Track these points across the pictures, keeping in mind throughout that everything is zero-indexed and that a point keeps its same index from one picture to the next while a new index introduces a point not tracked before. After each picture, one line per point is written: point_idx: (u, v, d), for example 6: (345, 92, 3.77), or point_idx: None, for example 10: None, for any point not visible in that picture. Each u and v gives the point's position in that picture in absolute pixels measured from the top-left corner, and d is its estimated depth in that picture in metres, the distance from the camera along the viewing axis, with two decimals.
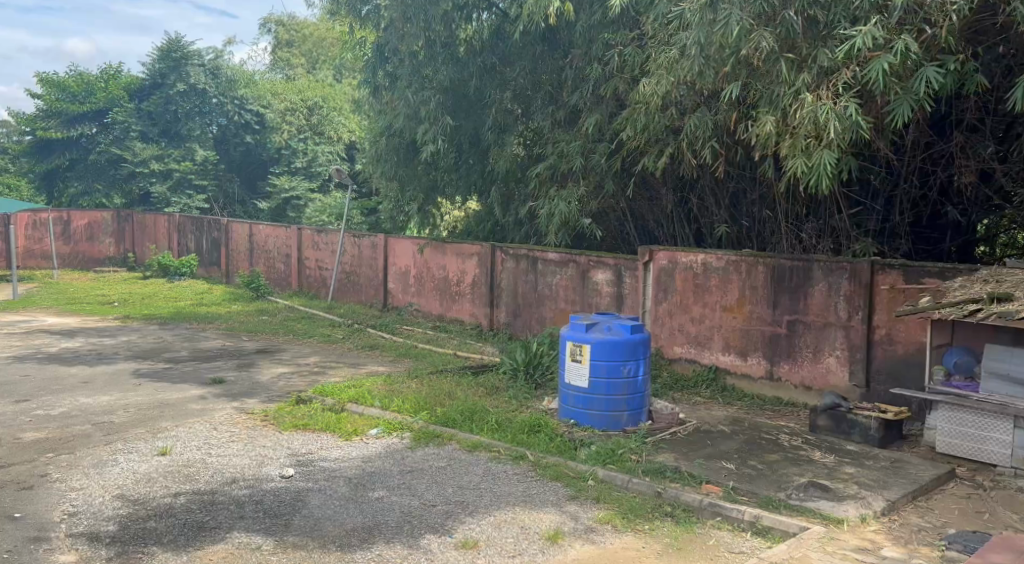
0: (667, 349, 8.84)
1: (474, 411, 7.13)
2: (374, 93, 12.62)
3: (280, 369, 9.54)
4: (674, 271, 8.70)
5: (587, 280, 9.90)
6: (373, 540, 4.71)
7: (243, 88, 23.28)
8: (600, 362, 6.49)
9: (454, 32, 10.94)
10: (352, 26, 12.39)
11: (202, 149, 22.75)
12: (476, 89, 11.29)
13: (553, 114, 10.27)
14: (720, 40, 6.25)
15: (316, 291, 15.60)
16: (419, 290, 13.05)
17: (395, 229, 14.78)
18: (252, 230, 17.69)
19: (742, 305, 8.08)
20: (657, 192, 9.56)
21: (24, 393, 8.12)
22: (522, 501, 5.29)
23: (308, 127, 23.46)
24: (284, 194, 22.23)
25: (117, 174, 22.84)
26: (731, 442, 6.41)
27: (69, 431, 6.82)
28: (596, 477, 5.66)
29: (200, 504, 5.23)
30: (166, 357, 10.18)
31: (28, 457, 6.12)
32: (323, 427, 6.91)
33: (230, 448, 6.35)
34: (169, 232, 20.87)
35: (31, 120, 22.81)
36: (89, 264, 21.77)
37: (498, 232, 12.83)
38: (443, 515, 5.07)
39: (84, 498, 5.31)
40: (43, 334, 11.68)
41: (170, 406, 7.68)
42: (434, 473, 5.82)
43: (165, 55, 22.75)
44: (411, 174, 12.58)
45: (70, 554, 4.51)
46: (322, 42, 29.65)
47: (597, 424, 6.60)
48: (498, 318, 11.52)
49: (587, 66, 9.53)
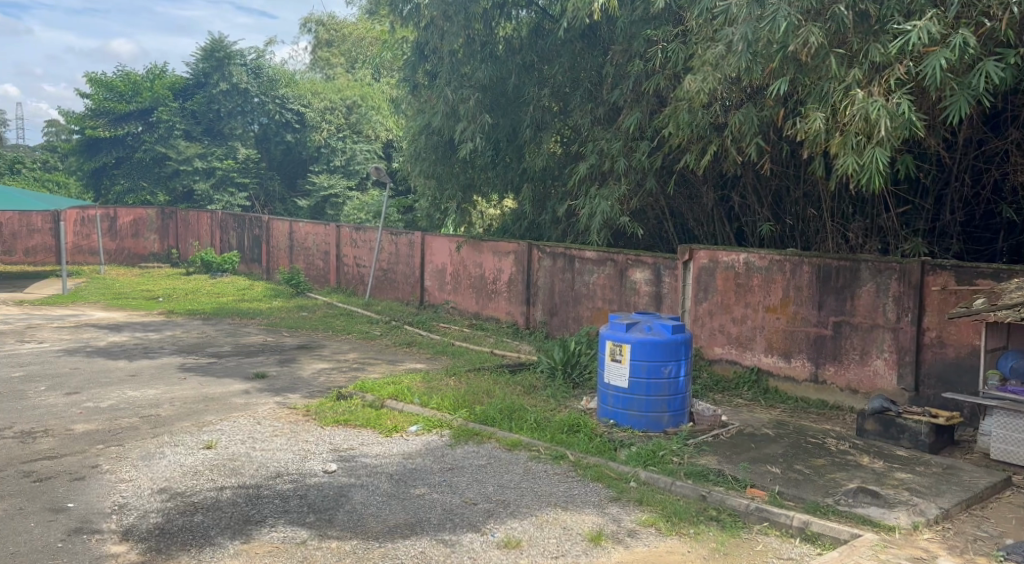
0: (707, 350, 8.72)
1: (513, 409, 7.12)
2: (414, 92, 12.67)
3: (320, 364, 9.63)
4: (715, 271, 8.58)
5: (625, 279, 9.82)
6: (414, 536, 4.73)
7: (284, 88, 23.65)
8: (641, 363, 6.42)
9: (493, 30, 11.11)
10: (392, 24, 12.41)
11: (244, 148, 23.14)
12: (514, 87, 11.28)
13: (593, 111, 10.15)
14: (767, 36, 6.17)
15: (353, 287, 15.74)
16: (456, 288, 13.08)
17: (432, 227, 14.82)
18: (292, 228, 17.89)
19: (786, 305, 7.94)
20: (698, 191, 9.45)
21: (74, 385, 8.32)
22: (564, 501, 5.26)
23: (347, 127, 23.68)
24: (323, 192, 22.73)
25: (162, 172, 23.34)
26: (775, 446, 6.30)
27: (117, 423, 6.96)
28: (638, 479, 5.62)
29: (245, 498, 5.29)
30: (209, 351, 10.36)
31: (80, 448, 6.25)
32: (363, 424, 6.95)
33: (274, 443, 6.43)
34: (211, 229, 21.24)
35: (79, 119, 23.34)
36: (135, 260, 22.28)
37: (536, 231, 12.79)
38: (485, 514, 5.06)
39: (133, 489, 5.41)
40: (91, 328, 11.97)
41: (214, 400, 7.80)
42: (474, 471, 5.81)
43: (208, 54, 23.11)
44: (448, 172, 12.57)
45: (120, 545, 4.59)
46: (361, 42, 29.78)
47: (636, 424, 6.54)
48: (534, 317, 11.49)
49: (628, 62, 9.40)
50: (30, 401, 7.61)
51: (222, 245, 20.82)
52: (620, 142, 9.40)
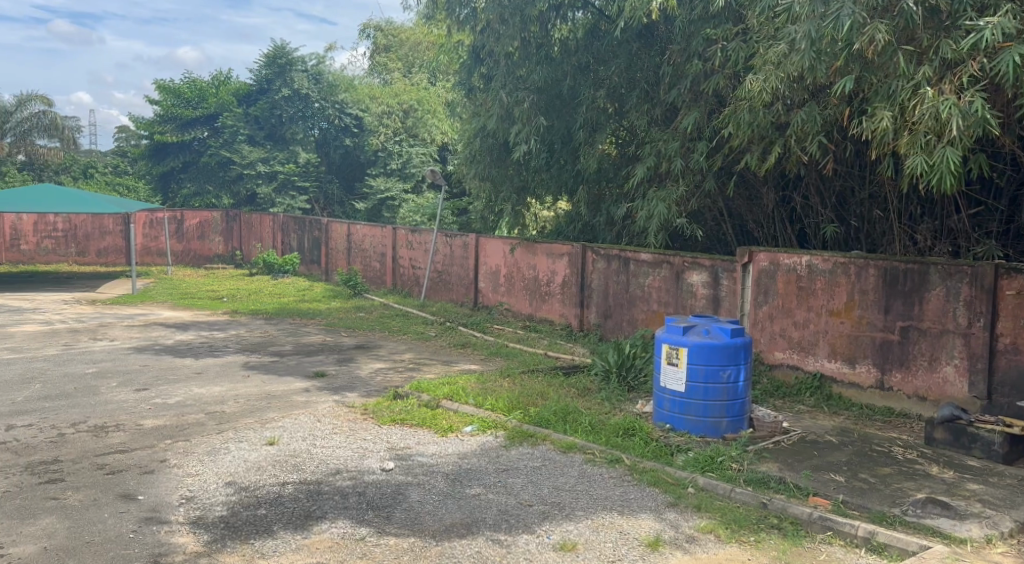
0: (767, 355, 8.55)
1: (568, 412, 7.10)
2: (470, 95, 12.79)
3: (377, 364, 9.76)
4: (775, 274, 8.41)
5: (682, 281, 9.71)
6: (470, 536, 4.76)
7: (343, 93, 24.09)
8: (698, 366, 6.34)
9: (548, 32, 11.10)
10: (448, 28, 12.49)
11: (305, 152, 23.58)
12: (569, 89, 11.22)
13: (649, 112, 10.05)
14: (831, 34, 6.02)
15: (409, 289, 15.92)
16: (509, 290, 13.10)
17: (486, 229, 14.88)
18: (350, 230, 18.19)
19: (850, 310, 7.73)
20: (758, 192, 9.30)
21: (143, 382, 8.61)
22: (620, 505, 5.22)
23: (403, 130, 24.01)
24: (379, 195, 23.08)
25: (226, 176, 23.87)
26: (838, 453, 6.15)
27: (185, 419, 7.18)
28: (696, 485, 5.54)
29: (306, 493, 5.40)
30: (271, 350, 10.61)
31: (149, 442, 6.47)
32: (420, 423, 7.03)
33: (333, 440, 6.54)
34: (273, 232, 21.71)
35: (149, 124, 24.25)
36: (200, 261, 22.95)
37: (590, 233, 12.73)
38: (540, 516, 5.06)
39: (200, 483, 5.57)
40: (159, 327, 12.36)
41: (276, 398, 7.97)
42: (530, 472, 5.82)
43: (271, 61, 23.71)
44: (503, 174, 12.60)
45: (187, 536, 4.73)
46: (417, 46, 30.07)
47: (694, 429, 6.45)
48: (588, 319, 11.44)
49: (685, 62, 9.23)
50: (103, 397, 7.90)
51: (283, 247, 21.27)
52: (678, 142, 9.25)
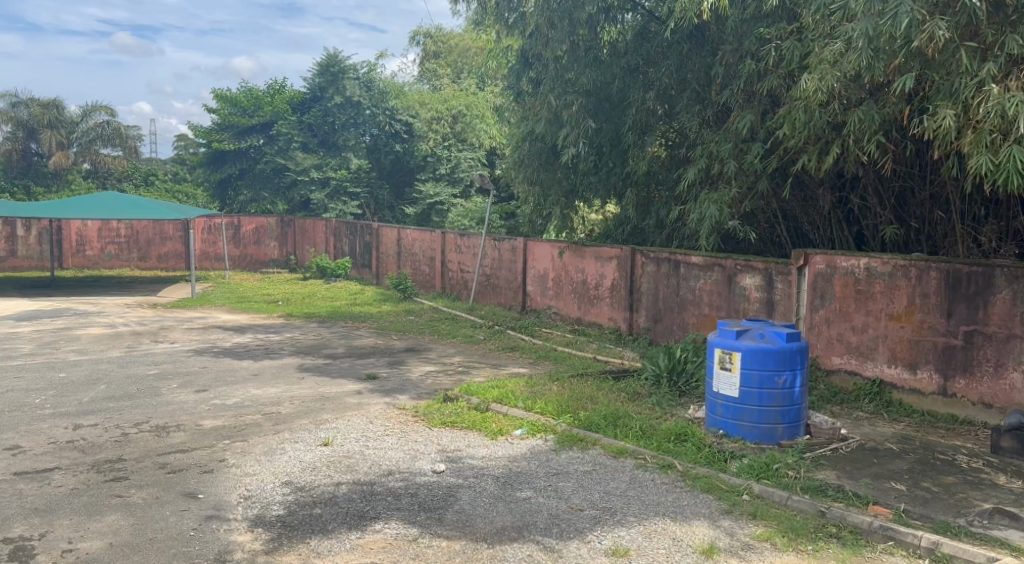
0: (824, 360, 8.35)
1: (618, 416, 7.06)
2: (519, 98, 12.82)
3: (428, 367, 9.84)
4: (832, 277, 8.20)
5: (734, 284, 9.57)
6: (521, 539, 4.78)
7: (394, 100, 24.44)
8: (753, 372, 6.24)
9: (598, 34, 11.08)
10: (496, 32, 12.50)
11: (356, 158, 23.89)
12: (618, 91, 11.15)
13: (700, 113, 9.94)
14: (889, 32, 5.87)
15: (458, 292, 16.02)
16: (558, 293, 13.08)
17: (535, 232, 14.90)
18: (400, 234, 18.39)
19: (911, 313, 7.51)
20: (814, 193, 9.12)
21: (203, 383, 8.83)
22: (673, 512, 5.16)
23: (452, 136, 24.18)
24: (428, 200, 23.20)
25: (281, 183, 24.50)
26: (899, 461, 5.99)
27: (243, 419, 7.34)
28: (751, 492, 5.45)
29: (360, 494, 5.47)
30: (325, 353, 10.78)
31: (209, 442, 6.64)
32: (470, 425, 7.07)
33: (385, 442, 6.62)
34: (326, 236, 22.06)
35: (208, 133, 24.95)
36: (256, 266, 23.47)
37: (640, 236, 12.64)
38: (591, 520, 5.04)
39: (257, 483, 5.69)
40: (217, 330, 12.68)
41: (329, 399, 8.11)
42: (580, 477, 5.79)
43: (324, 69, 24.24)
44: (551, 178, 12.57)
45: (246, 534, 4.83)
46: (467, 52, 30.33)
47: (748, 435, 6.34)
48: (638, 323, 11.35)
49: (738, 62, 9.11)
50: (164, 398, 8.13)
51: (335, 251, 21.61)
52: (730, 144, 9.11)
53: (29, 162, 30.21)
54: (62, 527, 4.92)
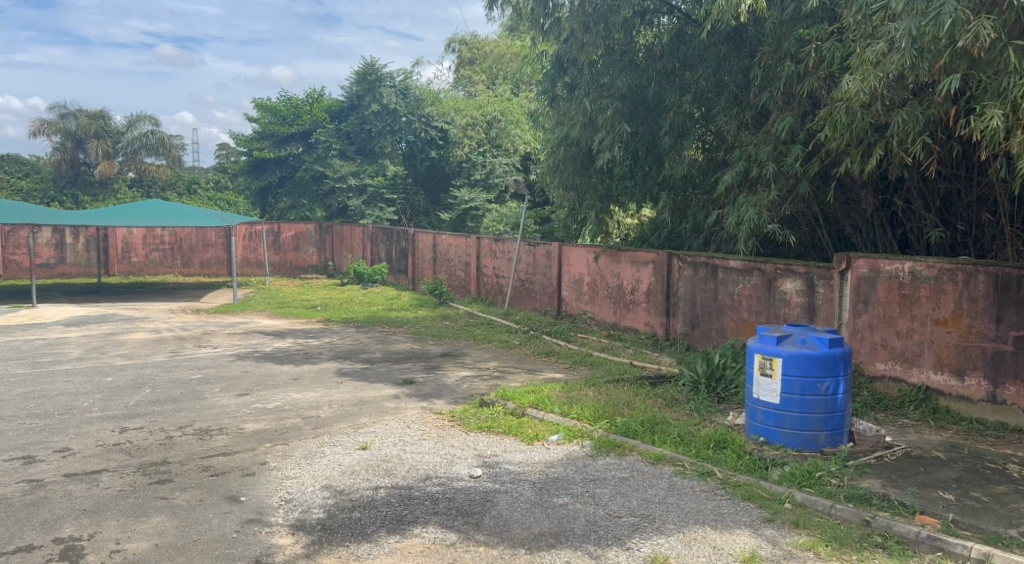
0: (868, 366, 8.17)
1: (655, 423, 7.00)
2: (553, 103, 12.80)
3: (464, 372, 9.85)
4: (875, 281, 8.04)
5: (774, 289, 9.44)
6: (559, 545, 4.77)
7: (429, 107, 24.59)
8: (794, 378, 6.15)
9: (633, 38, 11.03)
10: (531, 38, 12.50)
11: (393, 165, 24.08)
12: (654, 95, 11.07)
13: (738, 115, 9.84)
14: (932, 32, 5.76)
15: (493, 297, 16.05)
16: (593, 298, 13.04)
17: (570, 237, 14.87)
18: (436, 240, 18.49)
19: (958, 318, 7.34)
20: (856, 196, 8.97)
21: (244, 387, 8.97)
22: (713, 520, 5.10)
23: (487, 141, 24.20)
24: (464, 205, 23.41)
25: (319, 190, 24.79)
26: (947, 470, 5.84)
27: (283, 423, 7.44)
28: (793, 500, 5.36)
29: (398, 498, 5.51)
30: (362, 357, 10.87)
31: (250, 445, 6.73)
32: (506, 430, 7.07)
33: (422, 446, 6.65)
34: (363, 242, 22.26)
35: (248, 142, 25.43)
36: (296, 272, 23.80)
37: (676, 240, 12.54)
38: (629, 528, 5.00)
39: (298, 486, 5.76)
40: (258, 335, 12.87)
41: (367, 404, 8.17)
42: (618, 484, 5.75)
43: (361, 78, 24.52)
44: (586, 183, 12.49)
45: (287, 537, 4.90)
46: (502, 58, 30.32)
47: (790, 443, 6.24)
48: (675, 328, 11.24)
49: (777, 64, 8.98)
50: (207, 402, 8.27)
51: (372, 257, 21.81)
52: (770, 146, 8.98)
53: (77, 171, 30.92)
54: (110, 528, 5.04)
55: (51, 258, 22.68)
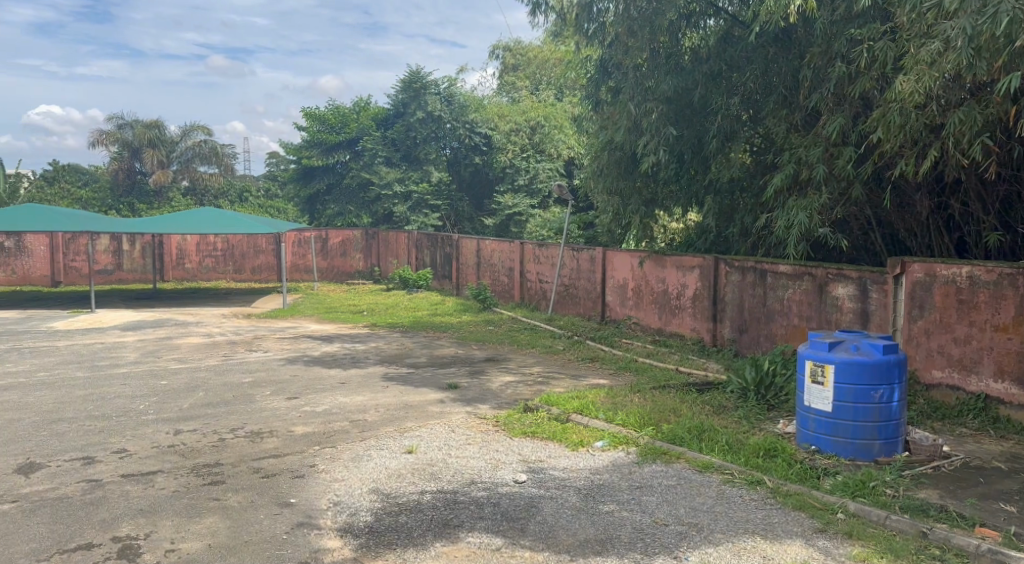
0: (923, 374, 7.95)
1: (703, 430, 6.91)
2: (597, 107, 12.74)
3: (508, 377, 9.87)
4: (932, 286, 7.83)
5: (826, 294, 9.26)
6: (605, 553, 4.73)
7: (474, 113, 24.73)
8: (847, 386, 6.02)
9: (678, 41, 10.96)
10: (576, 43, 12.51)
11: (437, 171, 24.28)
12: (700, 98, 10.98)
13: (788, 118, 9.68)
14: (989, 31, 5.65)
15: (537, 303, 16.04)
16: (637, 304, 12.95)
17: (614, 242, 14.80)
18: (479, 245, 18.57)
19: (1020, 324, 7.12)
20: (911, 198, 8.77)
21: (293, 391, 9.11)
22: (763, 529, 5.02)
23: (530, 147, 24.19)
24: (507, 211, 23.38)
25: (366, 197, 25.10)
26: (1008, 481, 5.67)
27: (331, 426, 7.54)
28: (846, 511, 5.24)
29: (444, 502, 5.54)
30: (408, 362, 10.97)
31: (299, 448, 6.84)
32: (551, 436, 7.06)
33: (468, 450, 6.68)
34: (408, 248, 22.45)
35: (297, 150, 25.90)
36: (343, 278, 24.14)
37: (723, 245, 12.39)
38: (677, 536, 4.95)
39: (345, 488, 5.83)
40: (306, 339, 13.07)
41: (413, 408, 8.24)
42: (664, 491, 5.69)
43: (407, 86, 24.79)
44: (631, 188, 12.33)
45: (336, 540, 4.96)
46: (545, 63, 30.39)
47: (843, 452, 6.10)
48: (722, 334, 11.09)
49: (827, 65, 8.81)
50: (258, 405, 8.42)
51: (417, 263, 21.98)
52: (820, 148, 8.80)
53: (132, 180, 31.89)
54: (165, 528, 5.15)
55: (109, 265, 23.31)
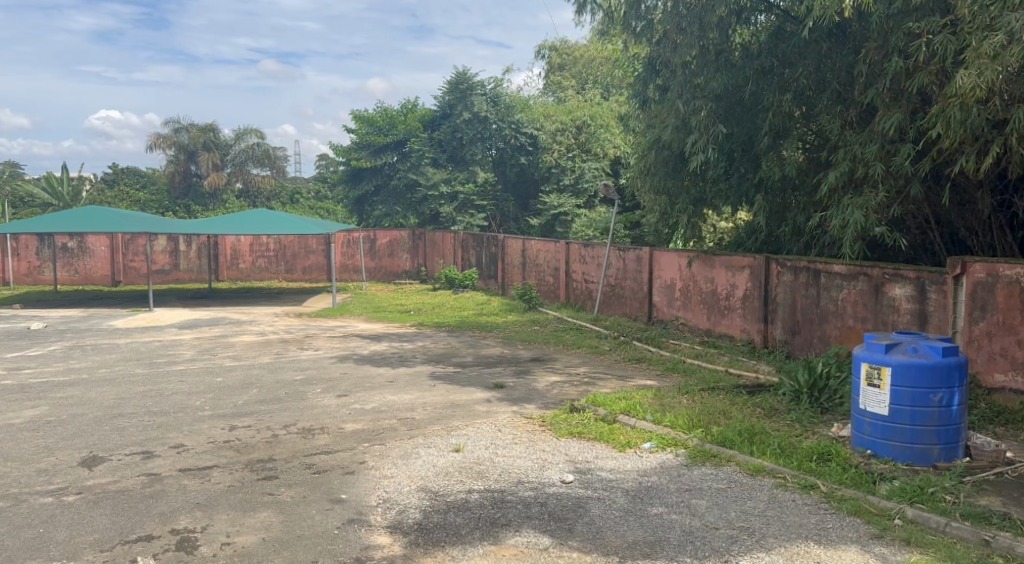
0: (985, 377, 7.71)
1: (754, 433, 6.80)
2: (644, 106, 12.59)
3: (554, 377, 9.86)
4: (994, 286, 7.58)
5: (882, 295, 9.04)
6: (654, 556, 4.69)
7: (520, 113, 24.77)
8: (904, 389, 5.87)
9: (728, 37, 10.77)
10: (623, 41, 12.41)
11: (483, 172, 24.39)
12: (751, 94, 10.83)
13: (842, 114, 9.46)
14: None
15: (582, 303, 15.98)
16: (685, 304, 12.82)
17: (661, 242, 14.68)
18: (525, 245, 18.58)
19: None
20: (972, 196, 8.56)
21: (343, 389, 9.25)
22: (817, 535, 4.92)
23: (577, 146, 23.82)
24: (553, 211, 23.30)
25: (413, 197, 25.32)
26: None
27: (380, 424, 7.63)
28: (904, 516, 5.11)
29: (492, 500, 5.56)
30: (455, 361, 11.03)
31: (349, 445, 6.94)
32: (597, 437, 7.03)
33: (515, 450, 6.69)
34: (454, 248, 22.59)
35: (347, 152, 26.30)
36: (390, 278, 24.40)
37: (774, 244, 12.18)
38: (728, 540, 4.89)
39: (394, 485, 5.90)
40: (355, 338, 13.25)
41: (460, 407, 8.29)
42: (714, 495, 5.62)
43: (454, 87, 25.04)
44: (679, 187, 12.21)
45: (386, 536, 5.02)
46: (592, 62, 30.27)
47: (900, 456, 5.95)
48: (773, 335, 10.91)
49: (884, 60, 8.55)
50: (309, 402, 8.57)
51: (463, 263, 22.09)
52: (876, 145, 8.58)
53: (189, 183, 32.90)
54: (220, 522, 5.28)
55: (166, 265, 23.98)
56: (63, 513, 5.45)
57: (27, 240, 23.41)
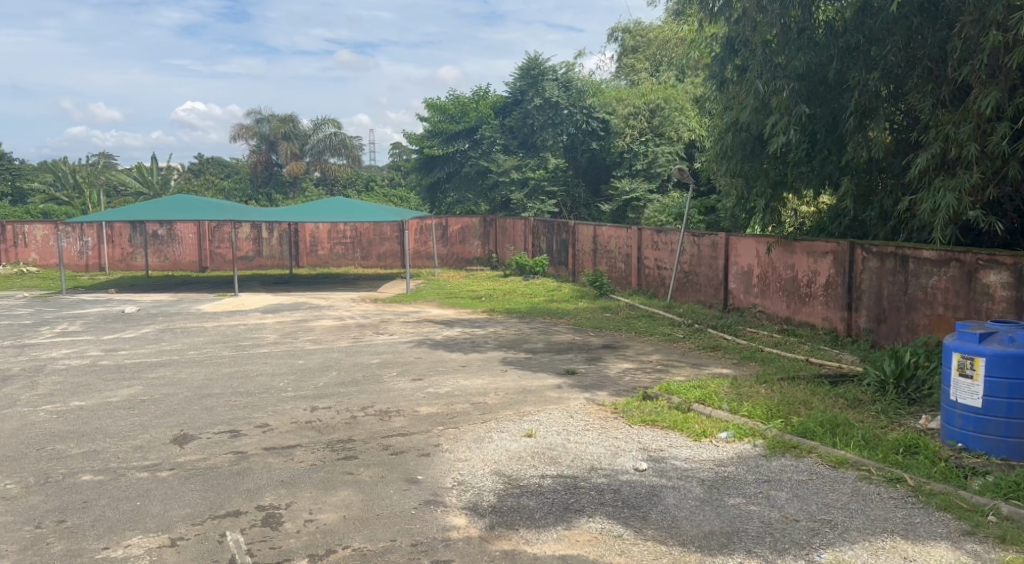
0: None
1: (837, 424, 6.60)
2: (721, 87, 12.18)
3: (626, 364, 9.79)
4: None
5: (975, 282, 8.65)
6: (731, 546, 4.63)
7: (592, 98, 24.49)
8: (1000, 380, 5.59)
9: (811, 14, 10.37)
10: (699, 21, 12.09)
11: (554, 158, 24.42)
12: (836, 73, 10.53)
13: (934, 93, 9.07)
14: None
15: (655, 290, 15.78)
16: (763, 291, 12.52)
17: (737, 228, 14.36)
18: (596, 231, 18.44)
19: None
20: None
21: (418, 372, 9.41)
22: (904, 530, 4.76)
23: (650, 131, 23.05)
24: (625, 196, 22.74)
25: (484, 184, 25.91)
26: None
27: (454, 408, 7.73)
28: (998, 513, 4.89)
29: (565, 486, 5.57)
30: (526, 347, 11.06)
31: (424, 427, 7.06)
32: (671, 425, 6.95)
33: (587, 436, 6.69)
34: (525, 235, 22.61)
35: (420, 140, 26.66)
36: (462, 264, 24.64)
37: (858, 229, 11.77)
38: (808, 532, 4.77)
39: (469, 468, 5.97)
40: (429, 323, 13.44)
41: (532, 392, 8.32)
42: (794, 486, 5.49)
43: (525, 74, 25.37)
44: (757, 170, 11.86)
45: (461, 518, 5.09)
46: (666, 43, 29.37)
47: (994, 450, 5.67)
48: (857, 323, 10.54)
49: (981, 34, 8.08)
50: (385, 385, 8.74)
51: (533, 250, 22.10)
52: (971, 125, 8.17)
53: (270, 172, 34.24)
54: (303, 499, 5.45)
55: (250, 251, 24.80)
56: (157, 487, 5.73)
57: (121, 228, 24.52)
